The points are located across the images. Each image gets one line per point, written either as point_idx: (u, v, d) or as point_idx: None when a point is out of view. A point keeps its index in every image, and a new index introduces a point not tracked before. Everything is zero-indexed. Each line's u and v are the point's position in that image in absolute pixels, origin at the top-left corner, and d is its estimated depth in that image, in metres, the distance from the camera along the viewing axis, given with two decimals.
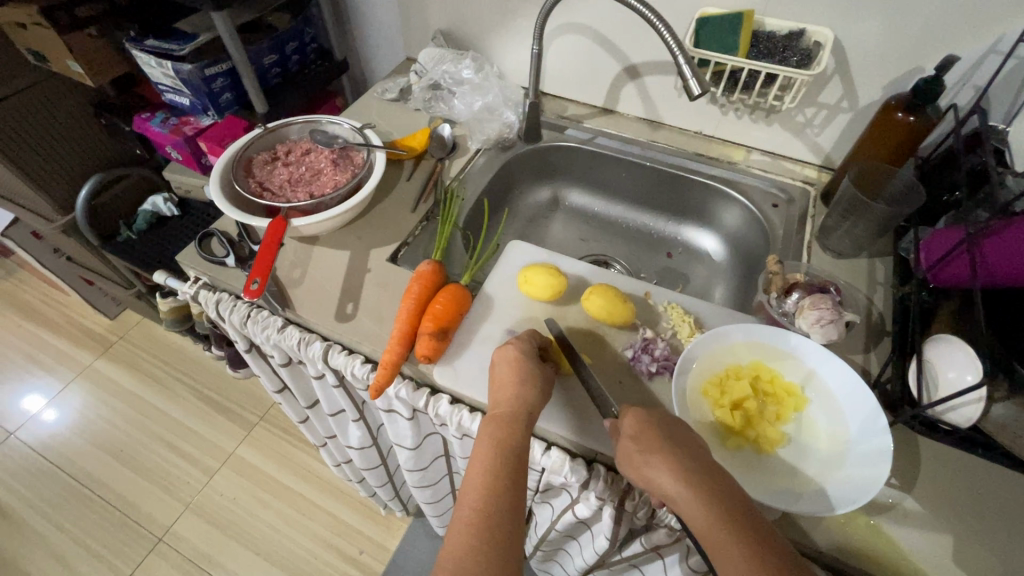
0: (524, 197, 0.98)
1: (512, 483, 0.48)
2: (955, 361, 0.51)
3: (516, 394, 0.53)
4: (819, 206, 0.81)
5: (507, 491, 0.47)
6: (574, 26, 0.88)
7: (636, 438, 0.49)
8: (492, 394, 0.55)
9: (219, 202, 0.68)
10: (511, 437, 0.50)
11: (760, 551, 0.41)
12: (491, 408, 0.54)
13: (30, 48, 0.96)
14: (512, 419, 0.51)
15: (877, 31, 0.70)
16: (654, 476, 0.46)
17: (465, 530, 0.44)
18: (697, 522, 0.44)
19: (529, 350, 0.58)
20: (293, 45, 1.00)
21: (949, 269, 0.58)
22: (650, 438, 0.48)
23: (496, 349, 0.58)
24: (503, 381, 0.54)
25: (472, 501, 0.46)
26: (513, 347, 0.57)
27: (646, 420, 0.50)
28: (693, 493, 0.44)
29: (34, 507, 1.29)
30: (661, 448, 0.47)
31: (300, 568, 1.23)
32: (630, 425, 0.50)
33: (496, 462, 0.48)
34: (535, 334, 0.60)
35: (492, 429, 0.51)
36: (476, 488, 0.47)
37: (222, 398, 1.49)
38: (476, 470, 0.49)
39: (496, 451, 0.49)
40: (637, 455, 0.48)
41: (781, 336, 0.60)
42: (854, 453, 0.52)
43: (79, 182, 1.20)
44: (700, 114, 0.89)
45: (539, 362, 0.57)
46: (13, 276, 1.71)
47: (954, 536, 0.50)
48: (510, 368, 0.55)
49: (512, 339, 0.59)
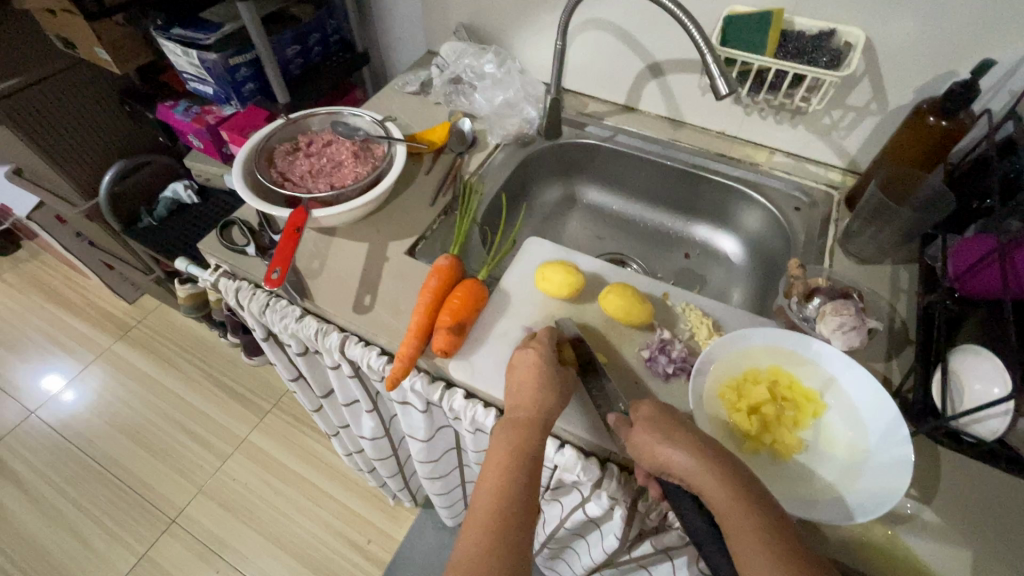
0: (541, 194, 0.97)
1: (524, 490, 0.47)
2: (983, 372, 0.50)
3: (534, 398, 0.53)
4: (842, 210, 0.80)
5: (521, 499, 0.47)
6: (598, 23, 0.87)
7: (653, 421, 0.50)
8: (510, 398, 0.54)
9: (242, 191, 0.69)
10: (525, 441, 0.50)
11: (779, 531, 0.42)
12: (509, 411, 0.54)
13: (60, 34, 0.97)
14: (529, 423, 0.51)
15: (911, 32, 0.68)
16: (672, 457, 0.47)
17: (479, 531, 0.45)
18: (717, 499, 0.44)
19: (551, 353, 0.57)
20: (316, 36, 1.00)
21: (979, 280, 0.56)
22: (665, 423, 0.49)
23: (517, 351, 0.58)
24: (522, 386, 0.54)
25: (486, 501, 0.47)
26: (534, 352, 0.56)
27: (668, 414, 0.50)
28: (713, 474, 0.45)
29: (54, 484, 1.33)
30: (681, 431, 0.48)
31: (308, 553, 1.25)
32: (646, 412, 0.51)
33: (510, 465, 0.49)
34: (553, 330, 0.61)
35: (509, 432, 0.51)
36: (491, 489, 0.47)
37: (236, 384, 1.51)
38: (491, 473, 0.49)
39: (511, 456, 0.49)
40: (656, 438, 0.48)
41: (802, 342, 0.59)
42: (874, 463, 0.52)
43: (103, 168, 1.22)
44: (724, 114, 0.88)
45: (560, 366, 0.56)
46: (37, 258, 1.75)
47: (973, 551, 0.49)
48: (529, 372, 0.55)
49: (532, 341, 0.59)
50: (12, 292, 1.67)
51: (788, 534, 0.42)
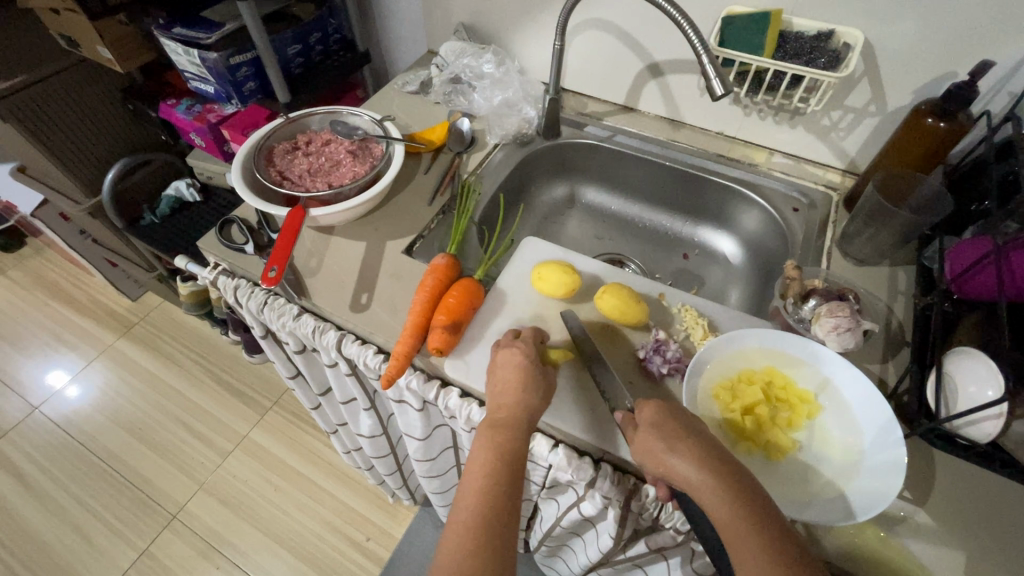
0: (540, 194, 0.97)
1: (508, 490, 0.48)
2: (978, 375, 0.50)
3: (518, 399, 0.53)
4: (841, 211, 0.80)
5: (506, 499, 0.47)
6: (598, 23, 0.87)
7: (657, 426, 0.49)
8: (494, 398, 0.55)
9: (241, 189, 0.69)
10: (509, 441, 0.51)
11: (778, 544, 0.41)
12: (491, 411, 0.54)
13: (63, 33, 0.98)
14: (513, 423, 0.52)
15: (910, 33, 0.68)
16: (674, 463, 0.46)
17: (463, 532, 0.45)
18: (716, 512, 0.44)
19: (534, 353, 0.57)
20: (316, 36, 1.01)
21: (976, 282, 0.56)
22: (668, 425, 0.49)
23: (501, 351, 0.58)
24: (506, 386, 0.55)
25: (470, 502, 0.47)
26: (518, 352, 0.57)
27: (667, 415, 0.50)
28: (715, 482, 0.44)
29: (56, 479, 1.34)
30: (683, 437, 0.48)
31: (308, 550, 1.25)
32: (649, 415, 0.51)
33: (494, 465, 0.49)
34: (537, 331, 0.61)
35: (495, 433, 0.51)
36: (475, 489, 0.48)
37: (237, 381, 1.52)
38: (476, 473, 0.49)
39: (496, 456, 0.49)
40: (659, 443, 0.48)
41: (796, 344, 0.59)
42: (866, 465, 0.52)
43: (106, 166, 1.22)
44: (723, 115, 0.88)
45: (542, 364, 0.57)
46: (42, 255, 1.76)
47: (966, 554, 0.49)
48: (512, 373, 0.55)
49: (514, 341, 0.59)
50: (16, 289, 1.68)
51: (791, 544, 0.41)
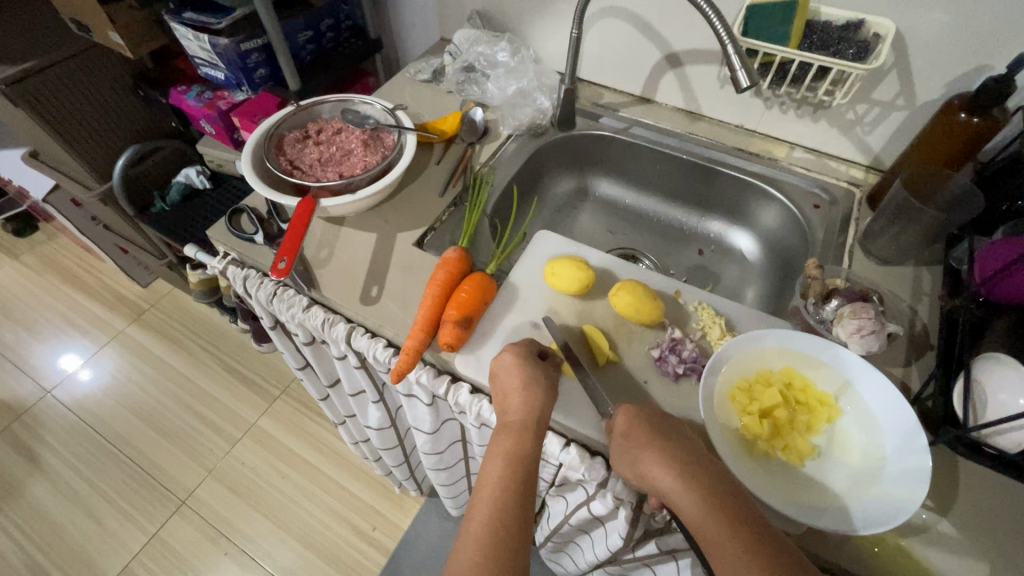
0: (551, 186, 0.95)
1: (519, 503, 0.48)
2: (1009, 383, 0.48)
3: (524, 401, 0.52)
4: (863, 208, 0.77)
5: (515, 507, 0.47)
6: (616, 10, 0.84)
7: (636, 435, 0.49)
8: (500, 403, 0.54)
9: (252, 180, 0.68)
10: (520, 446, 0.51)
11: (763, 550, 0.42)
12: (500, 414, 0.54)
13: (74, 17, 0.97)
14: (521, 428, 0.51)
15: (943, 24, 0.65)
16: (654, 473, 0.47)
17: (473, 545, 0.45)
18: (699, 522, 0.44)
19: (529, 353, 0.56)
20: (327, 22, 0.99)
21: (1007, 284, 0.55)
22: (641, 434, 0.49)
23: (496, 356, 0.57)
24: (509, 389, 0.53)
25: (483, 513, 0.47)
26: (513, 355, 0.55)
27: (645, 420, 0.51)
28: (693, 492, 0.45)
29: (69, 462, 1.35)
30: (666, 446, 0.48)
31: (314, 538, 1.26)
32: (625, 423, 0.51)
33: (506, 474, 0.49)
34: (532, 340, 0.59)
35: (503, 440, 0.51)
36: (485, 500, 0.48)
37: (246, 370, 1.52)
38: (487, 484, 0.49)
39: (506, 463, 0.50)
40: (638, 453, 0.48)
41: (817, 345, 0.58)
42: (888, 471, 0.50)
43: (116, 152, 1.22)
44: (744, 106, 0.85)
45: (540, 361, 0.56)
46: (54, 239, 1.77)
47: (990, 565, 0.48)
48: (511, 376, 0.54)
49: (511, 344, 0.58)
50: (29, 273, 1.69)
51: (775, 545, 0.42)
